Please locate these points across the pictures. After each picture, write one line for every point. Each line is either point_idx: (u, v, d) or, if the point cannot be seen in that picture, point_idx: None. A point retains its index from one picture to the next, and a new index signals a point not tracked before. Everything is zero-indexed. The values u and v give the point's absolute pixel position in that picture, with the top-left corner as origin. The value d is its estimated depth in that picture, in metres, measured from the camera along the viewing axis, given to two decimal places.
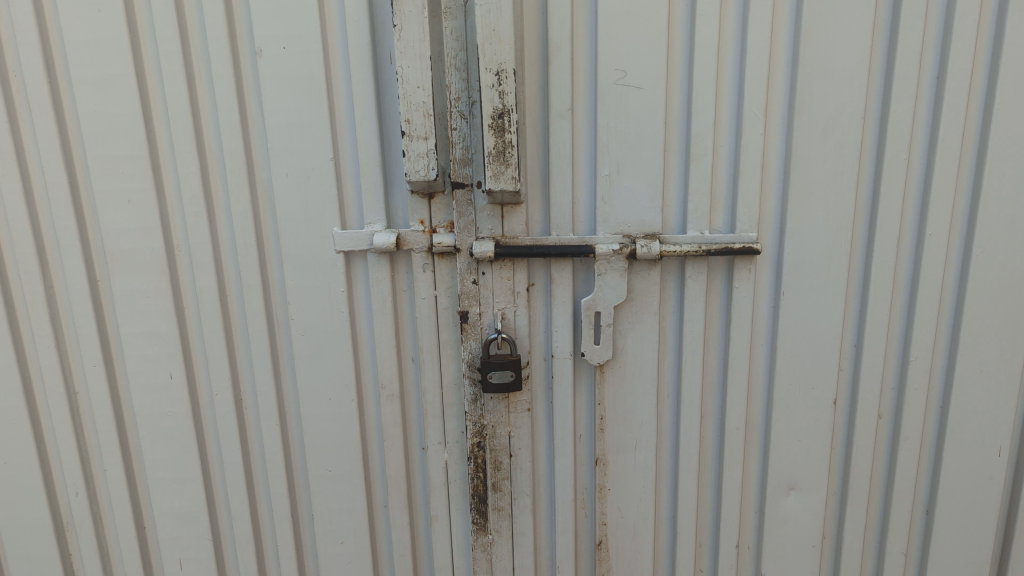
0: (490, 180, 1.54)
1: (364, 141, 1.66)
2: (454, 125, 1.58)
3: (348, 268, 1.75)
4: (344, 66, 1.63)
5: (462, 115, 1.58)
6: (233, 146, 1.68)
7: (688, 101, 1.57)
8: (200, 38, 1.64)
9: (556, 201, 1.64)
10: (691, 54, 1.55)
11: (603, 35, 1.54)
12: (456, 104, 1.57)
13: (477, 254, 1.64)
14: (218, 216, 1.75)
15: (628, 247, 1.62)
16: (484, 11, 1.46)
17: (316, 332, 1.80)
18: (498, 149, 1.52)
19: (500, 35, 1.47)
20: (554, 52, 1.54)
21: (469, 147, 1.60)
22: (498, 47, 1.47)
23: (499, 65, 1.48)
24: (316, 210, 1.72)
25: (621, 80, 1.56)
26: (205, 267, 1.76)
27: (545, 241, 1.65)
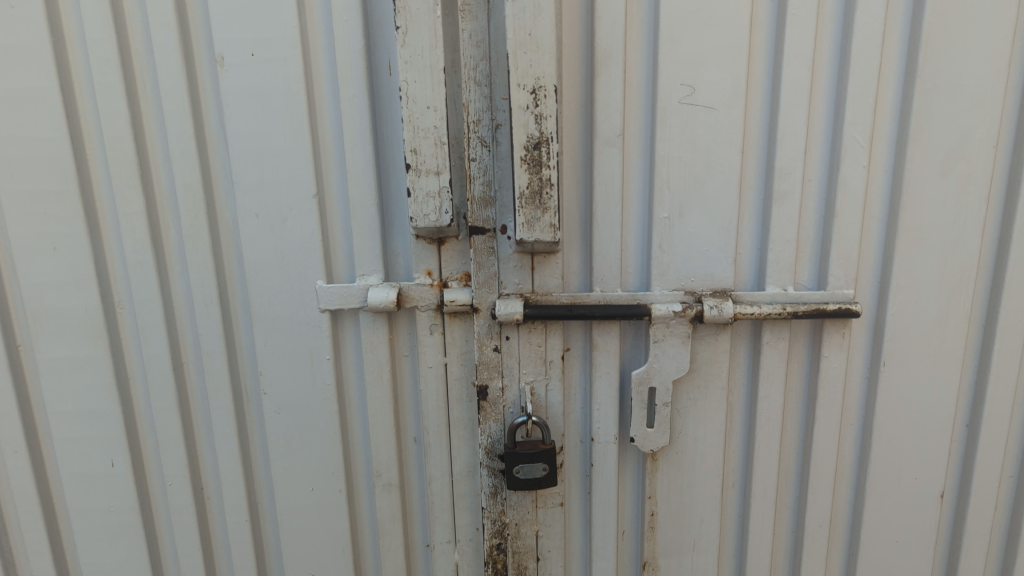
0: (522, 228, 1.19)
1: (355, 174, 1.30)
2: (472, 156, 1.23)
3: (335, 330, 1.40)
4: (330, 79, 1.28)
5: (483, 142, 1.23)
6: (187, 179, 1.32)
7: (771, 125, 1.23)
8: (144, 41, 1.28)
9: (600, 250, 1.30)
10: (777, 65, 1.21)
11: (666, 39, 1.19)
12: (476, 128, 1.22)
13: (501, 316, 1.29)
14: (168, 266, 1.38)
15: (693, 308, 1.28)
16: (516, 9, 1.11)
17: (295, 409, 1.44)
18: (533, 189, 1.18)
19: (539, 40, 1.12)
20: (602, 62, 1.20)
21: (492, 183, 1.25)
22: (535, 57, 1.13)
23: (536, 80, 1.13)
24: (294, 259, 1.36)
25: (689, 98, 1.22)
26: (154, 330, 1.40)
27: (586, 300, 1.31)
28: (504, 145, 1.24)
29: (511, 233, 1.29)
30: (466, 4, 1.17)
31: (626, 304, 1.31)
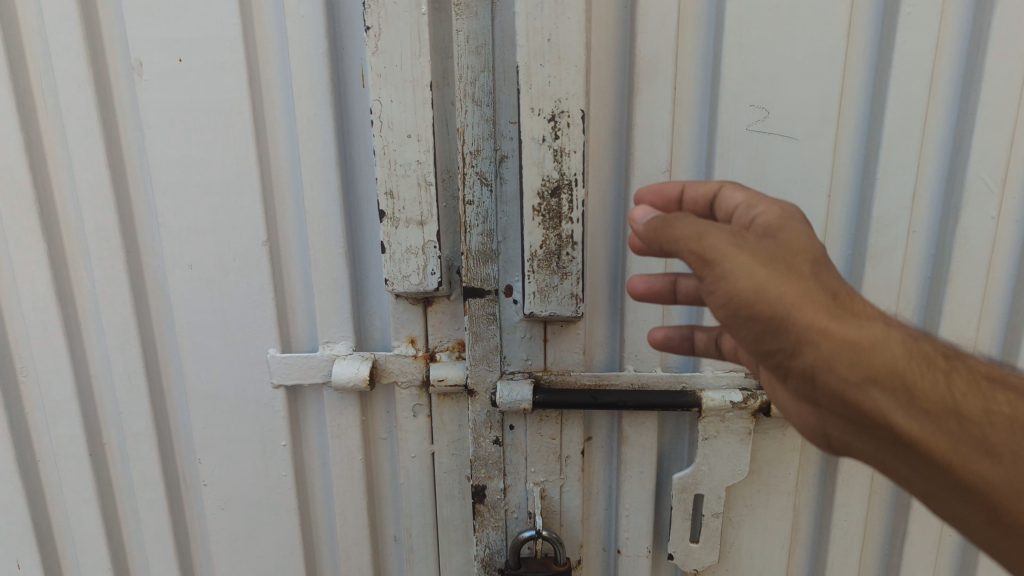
0: (534, 299, 0.90)
1: (315, 216, 1.00)
2: (467, 197, 0.92)
3: (292, 410, 1.10)
4: (283, 91, 0.97)
5: (483, 180, 0.92)
6: (100, 220, 1.02)
7: (869, 161, 0.92)
8: (39, 39, 0.97)
9: (636, 319, 0.99)
10: (881, 83, 0.89)
11: (733, 45, 0.88)
12: (473, 162, 0.91)
13: (504, 405, 0.98)
14: (82, 327, 1.09)
15: (758, 398, 0.98)
16: (531, 4, 0.80)
17: (243, 505, 1.14)
18: (548, 248, 0.88)
19: (562, 49, 0.81)
20: (644, 75, 0.89)
21: (493, 233, 0.94)
22: (556, 72, 0.82)
23: (556, 103, 0.83)
24: (239, 322, 1.06)
25: (762, 124, 0.90)
26: (65, 405, 1.11)
27: (615, 383, 1.01)
28: (510, 182, 0.94)
29: (517, 295, 0.98)
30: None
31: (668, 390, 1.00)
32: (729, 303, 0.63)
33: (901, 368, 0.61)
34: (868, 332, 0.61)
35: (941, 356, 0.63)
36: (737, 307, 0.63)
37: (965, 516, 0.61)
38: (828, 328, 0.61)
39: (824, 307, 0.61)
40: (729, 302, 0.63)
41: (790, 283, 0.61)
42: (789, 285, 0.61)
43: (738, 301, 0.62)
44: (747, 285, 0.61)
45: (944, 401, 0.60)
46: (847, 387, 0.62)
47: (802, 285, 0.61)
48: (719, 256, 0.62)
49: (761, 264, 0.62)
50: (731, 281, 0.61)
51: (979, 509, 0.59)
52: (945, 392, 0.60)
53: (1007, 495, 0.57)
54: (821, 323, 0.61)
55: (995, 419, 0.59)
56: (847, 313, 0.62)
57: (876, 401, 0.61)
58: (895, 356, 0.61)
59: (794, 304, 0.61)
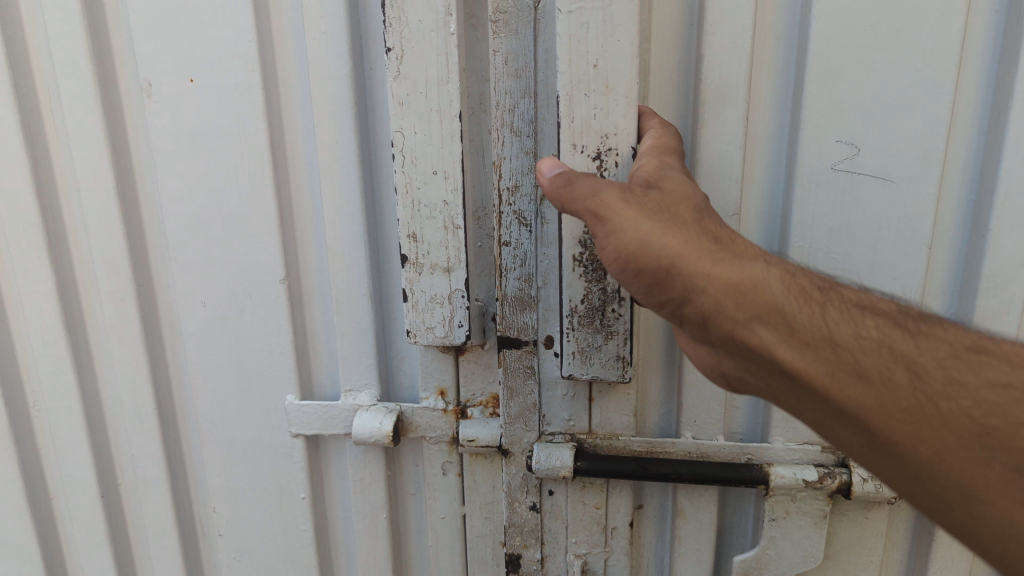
0: (573, 361, 0.79)
1: (335, 254, 0.90)
2: (503, 238, 0.81)
3: (311, 461, 1.00)
4: (304, 115, 0.87)
5: (522, 220, 0.80)
6: (110, 252, 0.94)
7: (978, 214, 0.75)
8: (47, 55, 0.89)
9: (694, 380, 0.86)
10: (998, 120, 0.72)
11: (818, 70, 0.73)
12: (509, 201, 0.79)
13: (538, 472, 0.86)
14: (94, 364, 1.01)
15: (837, 478, 0.83)
16: (574, 24, 0.68)
17: (261, 557, 1.05)
18: (591, 303, 0.76)
19: (610, 77, 0.69)
20: (711, 106, 0.76)
21: (532, 278, 0.82)
22: (602, 103, 0.70)
23: (603, 138, 0.71)
24: (254, 364, 0.96)
25: (850, 162, 0.75)
26: (75, 445, 1.03)
27: (668, 451, 0.88)
28: (552, 224, 0.80)
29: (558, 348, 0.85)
30: (500, 12, 0.73)
31: (730, 461, 0.87)
32: (621, 262, 0.62)
33: (784, 305, 0.57)
34: (746, 271, 0.58)
35: (817, 286, 0.58)
36: (629, 264, 0.62)
37: (851, 446, 0.56)
38: (710, 273, 0.58)
39: (706, 255, 0.59)
40: (621, 258, 0.62)
41: (677, 235, 0.60)
42: (674, 236, 0.60)
43: (626, 258, 0.61)
44: (632, 239, 0.60)
45: (829, 333, 0.55)
46: (728, 326, 0.59)
47: (677, 229, 0.60)
48: (609, 214, 0.62)
49: (646, 218, 0.61)
50: (619, 239, 0.61)
51: (859, 435, 0.54)
52: (821, 321, 0.56)
53: (880, 420, 0.53)
54: (698, 262, 0.59)
55: (866, 344, 0.54)
56: (722, 249, 0.59)
57: (762, 339, 0.57)
58: (767, 285, 0.57)
59: (681, 254, 0.59)
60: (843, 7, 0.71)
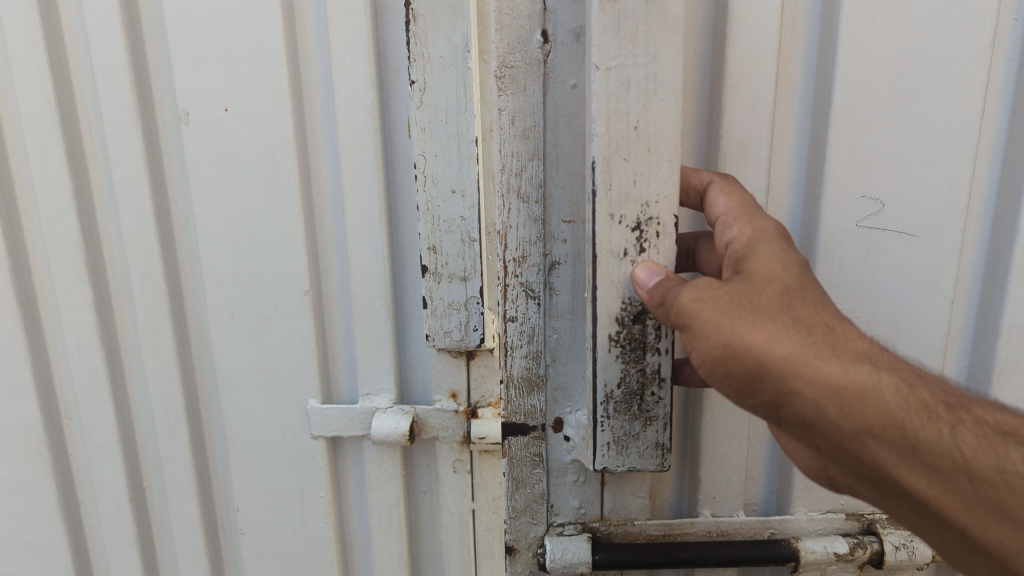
0: (609, 455, 0.67)
1: (358, 268, 0.98)
2: (509, 313, 0.74)
3: (331, 462, 1.07)
4: (328, 142, 0.96)
5: (529, 292, 0.73)
6: (145, 267, 1.02)
7: (995, 264, 0.77)
8: (89, 86, 0.97)
9: (714, 455, 0.85)
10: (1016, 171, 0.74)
11: (844, 123, 0.73)
12: (516, 273, 0.72)
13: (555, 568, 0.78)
14: (126, 374, 1.08)
15: (869, 549, 0.82)
16: (614, 82, 0.56)
17: (280, 554, 1.12)
18: (628, 388, 0.65)
19: (654, 139, 0.57)
20: (733, 158, 0.74)
21: (540, 355, 0.76)
22: (644, 168, 0.58)
23: (644, 209, 0.59)
24: (279, 371, 1.04)
25: (876, 218, 0.76)
26: (106, 452, 1.10)
27: (693, 534, 0.83)
28: (561, 294, 0.73)
29: (570, 431, 0.78)
30: (506, 67, 0.67)
31: (753, 537, 0.84)
32: (709, 363, 0.56)
33: (913, 429, 0.53)
34: (862, 383, 0.53)
35: (945, 402, 0.55)
36: (715, 365, 0.56)
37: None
38: (823, 386, 0.53)
39: (817, 364, 0.53)
40: (706, 361, 0.57)
41: (781, 341, 0.54)
42: (778, 341, 0.54)
43: (712, 358, 0.56)
44: (715, 342, 0.55)
45: (971, 466, 0.53)
46: (829, 431, 0.55)
47: (773, 330, 0.54)
48: (684, 314, 0.55)
49: (729, 313, 0.54)
50: (704, 340, 0.55)
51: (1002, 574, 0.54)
52: (959, 451, 0.53)
53: None
54: (798, 368, 0.53)
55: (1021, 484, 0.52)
56: (826, 348, 0.54)
57: (884, 462, 0.55)
58: (877, 391, 0.53)
59: (783, 364, 0.53)
60: (866, 64, 0.71)
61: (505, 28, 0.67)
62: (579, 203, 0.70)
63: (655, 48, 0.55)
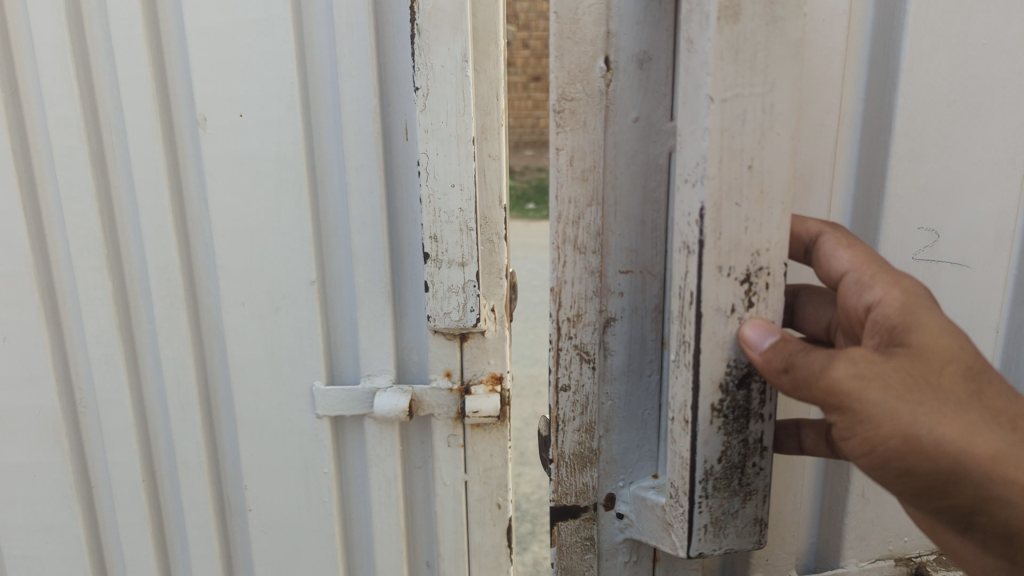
0: (707, 537, 0.65)
1: (360, 259, 1.08)
2: (563, 381, 0.75)
3: (334, 440, 1.17)
4: (334, 144, 1.06)
5: (584, 355, 0.75)
6: (162, 261, 1.10)
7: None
8: (112, 95, 1.06)
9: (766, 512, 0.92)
10: None
11: (904, 151, 0.81)
12: (567, 350, 0.74)
13: None
14: (141, 362, 1.16)
15: None
16: (728, 115, 0.56)
17: (285, 528, 1.21)
18: (730, 461, 0.64)
19: (766, 180, 0.58)
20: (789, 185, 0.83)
21: (593, 426, 0.76)
22: (755, 213, 0.59)
23: (752, 257, 0.60)
24: (286, 355, 1.13)
25: (929, 250, 0.86)
26: (122, 435, 1.18)
27: None
28: (617, 355, 0.75)
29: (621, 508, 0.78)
30: (565, 100, 0.68)
31: None
32: (874, 454, 0.58)
33: None
34: None
35: None
36: (885, 459, 0.57)
37: None
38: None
39: (1011, 457, 0.56)
40: (877, 454, 0.57)
41: (975, 436, 0.56)
42: (979, 435, 0.56)
43: (886, 449, 0.57)
44: (895, 432, 0.56)
45: None
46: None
47: (960, 418, 0.56)
48: (852, 401, 0.56)
49: (906, 398, 0.55)
50: (877, 429, 0.56)
51: None
52: None
53: None
54: (996, 466, 0.56)
55: None
56: None
57: None
58: None
59: (973, 460, 0.56)
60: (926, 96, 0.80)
61: (567, 53, 0.67)
62: (636, 250, 0.72)
63: (772, 77, 0.56)
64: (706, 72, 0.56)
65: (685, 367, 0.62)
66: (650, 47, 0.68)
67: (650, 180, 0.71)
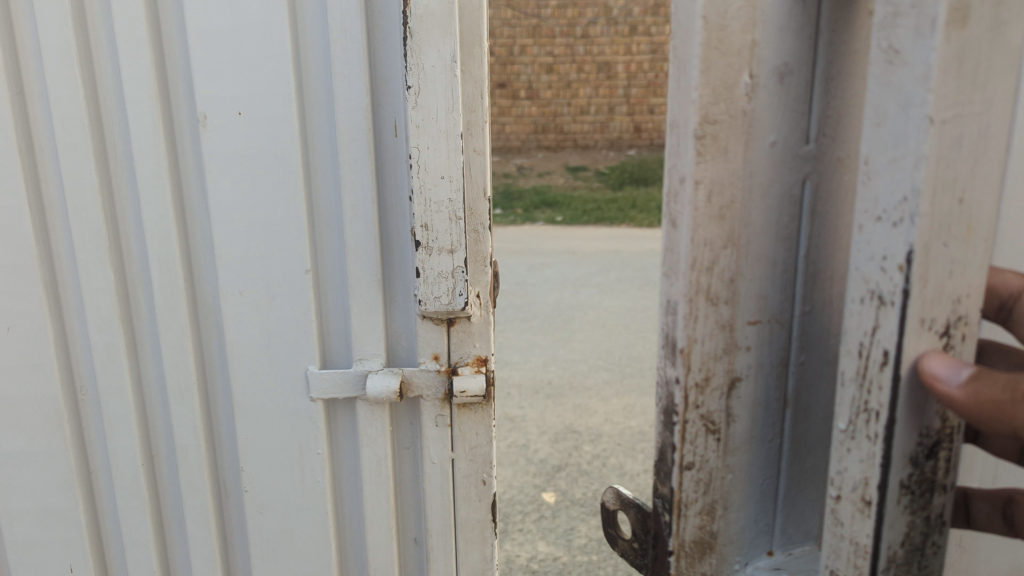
0: None
1: (352, 249, 1.14)
2: (685, 459, 0.54)
3: (327, 422, 1.23)
4: (327, 141, 1.12)
5: (709, 427, 0.54)
6: (162, 252, 1.16)
7: None
8: (115, 95, 1.12)
9: None
10: None
11: None
12: (690, 422, 0.53)
13: None
14: (140, 350, 1.22)
15: None
16: (947, 140, 0.39)
17: (279, 508, 1.27)
18: (910, 543, 0.46)
19: (974, 215, 0.42)
20: None
21: (713, 510, 0.55)
22: (960, 255, 0.42)
23: (955, 306, 0.43)
24: (281, 341, 1.19)
25: None
26: (122, 421, 1.23)
27: None
28: (741, 422, 0.55)
29: None
30: (708, 121, 0.49)
31: None
32: None
33: None
34: None
35: None
36: None
37: None
38: None
39: None
40: None
41: None
42: None
43: None
44: None
45: None
46: None
47: None
48: None
49: None
50: None
51: None
52: None
53: None
54: None
55: None
56: None
57: None
58: None
59: None
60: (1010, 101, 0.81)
61: (712, 69, 0.48)
62: (766, 296, 0.53)
63: (991, 94, 0.40)
64: (924, 88, 0.39)
65: (869, 440, 0.44)
66: (793, 59, 0.50)
67: (784, 214, 0.52)
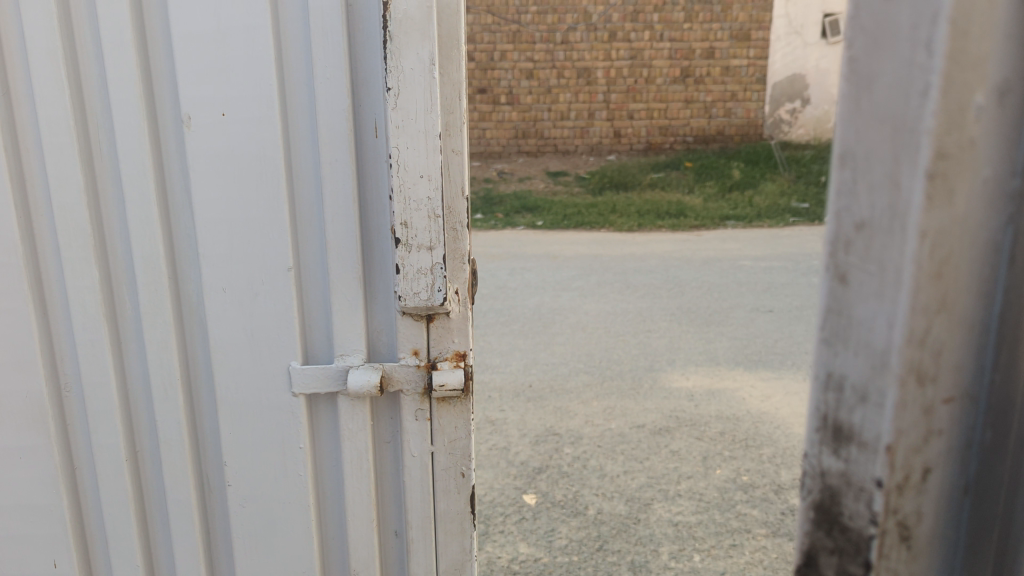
0: None
1: (335, 247, 1.17)
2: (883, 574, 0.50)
3: (309, 417, 1.26)
4: (310, 142, 1.15)
5: (902, 531, 0.50)
6: (147, 250, 1.18)
7: None
8: (101, 96, 1.14)
9: None
10: None
11: None
12: (887, 528, 0.49)
13: None
14: (124, 348, 1.24)
15: None
16: None
17: (261, 501, 1.29)
18: None
19: None
20: None
21: None
22: None
23: None
24: (264, 338, 1.22)
25: None
26: (107, 417, 1.25)
27: None
28: (928, 519, 0.51)
29: None
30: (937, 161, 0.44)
31: None
32: None
33: None
34: None
35: None
36: None
37: None
38: None
39: None
40: None
41: None
42: None
43: None
44: None
45: None
46: None
47: None
48: None
49: None
50: None
51: None
52: None
53: None
54: None
55: None
56: None
57: None
58: None
59: None
60: None
61: (950, 87, 0.43)
62: (962, 369, 0.50)
63: None
64: None
65: None
66: (1013, 75, 0.46)
67: (985, 265, 0.49)
